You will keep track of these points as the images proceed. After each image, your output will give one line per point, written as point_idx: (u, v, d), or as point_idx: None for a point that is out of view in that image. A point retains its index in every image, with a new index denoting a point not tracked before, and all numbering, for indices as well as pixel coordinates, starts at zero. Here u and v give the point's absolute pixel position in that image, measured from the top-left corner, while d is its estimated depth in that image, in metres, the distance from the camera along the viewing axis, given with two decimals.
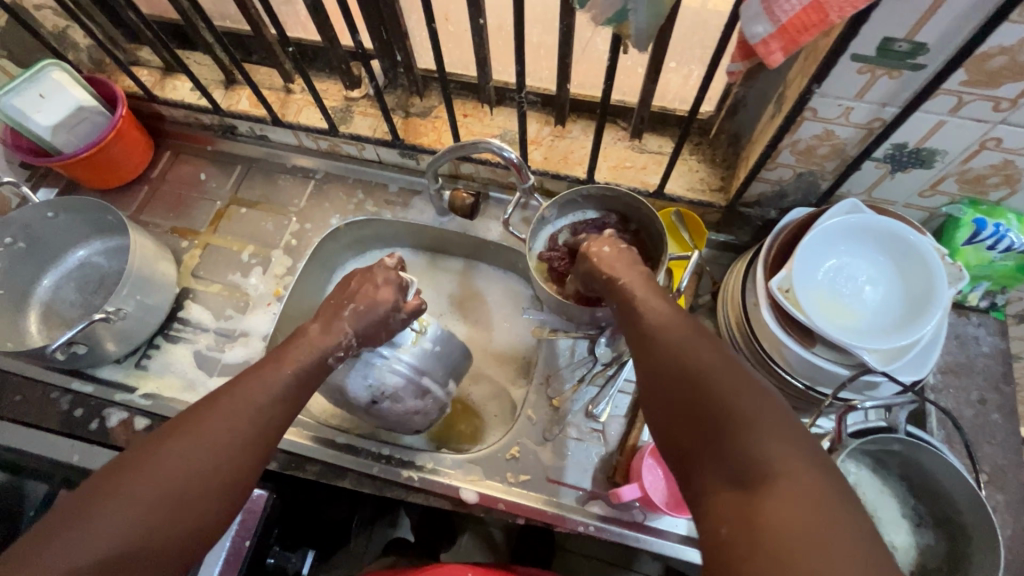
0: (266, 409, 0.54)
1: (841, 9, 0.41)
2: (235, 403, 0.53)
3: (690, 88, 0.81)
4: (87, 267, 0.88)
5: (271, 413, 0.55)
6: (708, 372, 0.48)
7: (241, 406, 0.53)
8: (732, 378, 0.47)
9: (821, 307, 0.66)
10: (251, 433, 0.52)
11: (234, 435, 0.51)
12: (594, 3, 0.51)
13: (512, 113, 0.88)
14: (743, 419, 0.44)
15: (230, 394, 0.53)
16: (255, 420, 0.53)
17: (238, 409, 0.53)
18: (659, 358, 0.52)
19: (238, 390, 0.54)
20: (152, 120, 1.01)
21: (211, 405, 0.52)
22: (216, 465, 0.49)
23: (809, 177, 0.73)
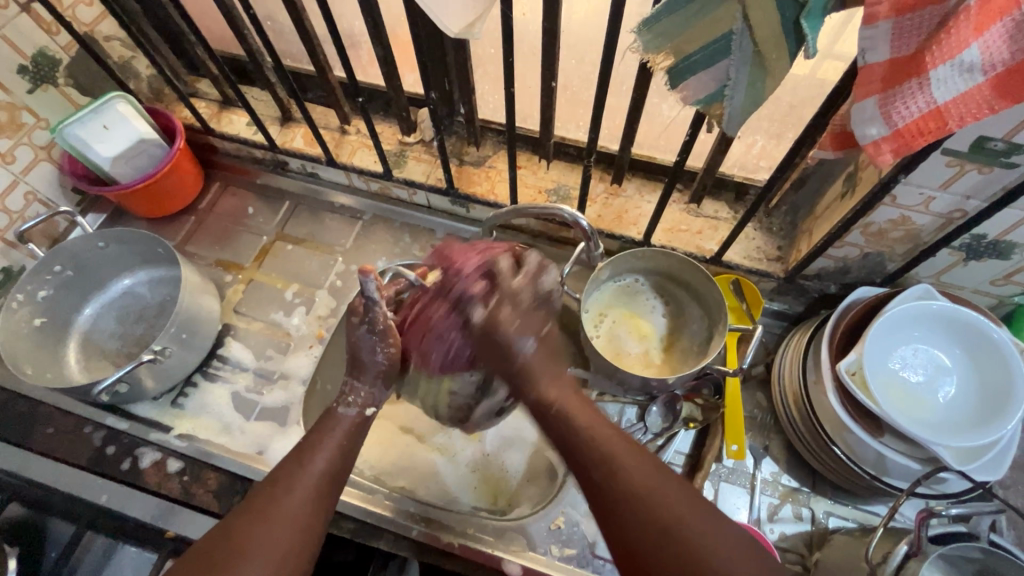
0: (329, 480, 0.57)
1: (962, 118, 0.40)
2: (294, 492, 0.55)
3: (753, 157, 0.80)
4: (130, 297, 0.87)
5: (335, 480, 0.58)
6: (642, 490, 0.49)
7: (302, 495, 0.55)
8: (654, 481, 0.49)
9: (892, 396, 0.64)
10: (315, 516, 0.55)
11: (302, 521, 0.54)
12: (687, 85, 0.50)
13: (568, 168, 0.88)
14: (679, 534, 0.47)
15: (297, 458, 0.58)
16: (319, 504, 0.55)
17: (302, 497, 0.55)
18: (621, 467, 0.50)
19: (294, 479, 0.56)
20: (204, 151, 1.01)
21: (272, 497, 0.54)
22: (293, 551, 0.52)
23: (876, 257, 0.71)
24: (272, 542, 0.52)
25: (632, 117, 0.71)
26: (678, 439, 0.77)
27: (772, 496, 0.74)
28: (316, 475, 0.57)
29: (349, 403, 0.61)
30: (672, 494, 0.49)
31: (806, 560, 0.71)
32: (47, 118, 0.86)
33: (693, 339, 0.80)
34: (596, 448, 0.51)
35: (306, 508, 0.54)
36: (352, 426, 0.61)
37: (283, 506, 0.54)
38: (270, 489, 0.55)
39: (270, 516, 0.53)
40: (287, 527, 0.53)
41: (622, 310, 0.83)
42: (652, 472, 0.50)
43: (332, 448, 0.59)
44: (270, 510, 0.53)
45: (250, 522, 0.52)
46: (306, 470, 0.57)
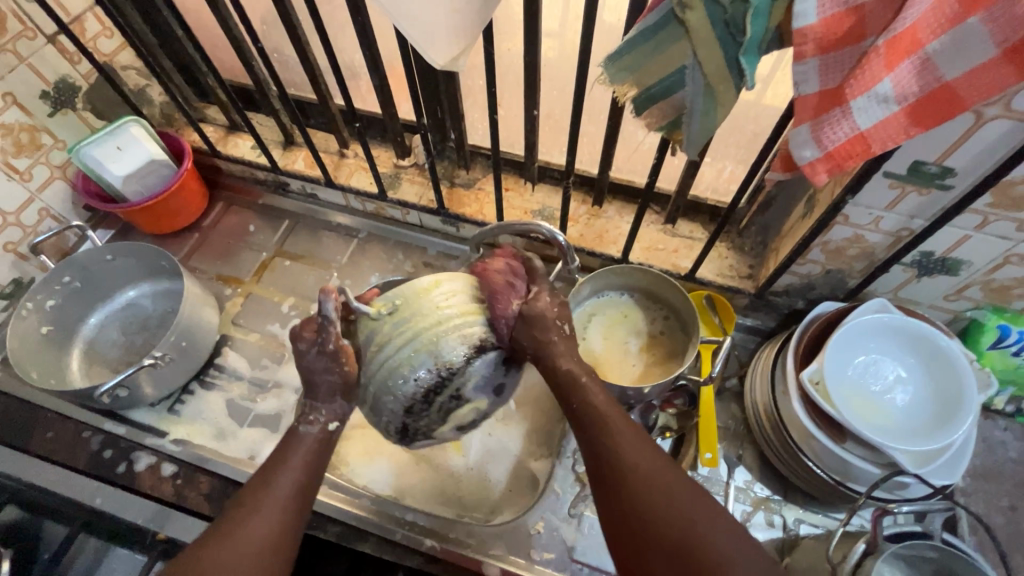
0: (295, 500, 0.57)
1: (883, 142, 0.46)
2: (260, 516, 0.55)
3: (724, 181, 0.86)
4: (133, 308, 0.91)
5: (301, 498, 0.58)
6: (647, 478, 0.52)
7: (269, 518, 0.55)
8: (659, 471, 0.53)
9: (852, 404, 0.68)
10: (282, 538, 0.55)
11: (267, 546, 0.54)
12: (650, 113, 0.56)
13: (552, 190, 0.93)
14: (676, 521, 0.50)
15: (263, 480, 0.57)
16: (285, 525, 0.56)
17: (266, 521, 0.55)
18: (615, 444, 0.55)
19: (259, 501, 0.56)
20: (210, 172, 1.07)
21: (239, 522, 0.54)
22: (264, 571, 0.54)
23: (837, 274, 0.76)
24: (236, 569, 0.52)
25: (608, 143, 0.77)
26: (655, 448, 0.81)
27: (745, 504, 0.77)
28: (280, 497, 0.56)
29: (310, 421, 0.59)
30: (681, 489, 0.52)
31: (777, 565, 0.73)
32: (64, 140, 0.92)
33: (677, 348, 0.84)
34: (608, 430, 0.55)
35: (273, 530, 0.55)
36: (315, 443, 0.59)
37: (247, 532, 0.54)
38: (237, 512, 0.55)
39: (235, 542, 0.53)
40: (254, 550, 0.53)
41: (608, 319, 0.87)
42: (658, 465, 0.53)
43: (297, 466, 0.58)
44: (234, 535, 0.54)
45: (215, 547, 0.53)
46: (273, 489, 0.56)
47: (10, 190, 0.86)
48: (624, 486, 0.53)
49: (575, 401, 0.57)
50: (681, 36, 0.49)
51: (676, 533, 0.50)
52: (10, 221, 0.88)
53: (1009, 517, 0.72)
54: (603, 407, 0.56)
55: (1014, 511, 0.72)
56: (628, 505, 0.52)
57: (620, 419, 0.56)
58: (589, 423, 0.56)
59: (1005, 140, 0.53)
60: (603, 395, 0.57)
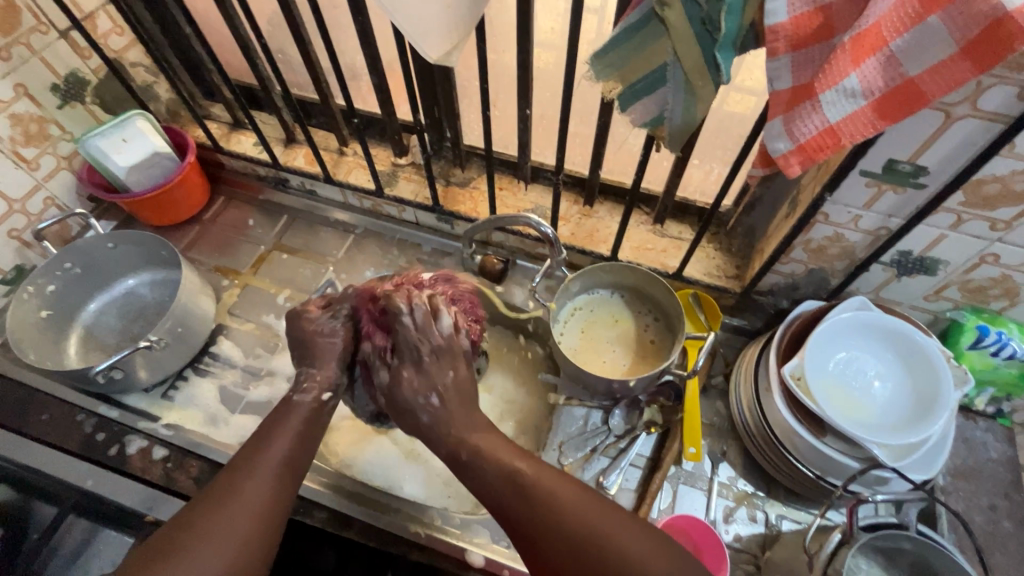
0: (287, 466, 0.59)
1: (853, 134, 0.47)
2: (257, 475, 0.57)
3: (711, 183, 0.88)
4: (131, 296, 0.93)
5: (294, 465, 0.60)
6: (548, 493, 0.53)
7: (265, 479, 0.57)
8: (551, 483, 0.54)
9: (831, 398, 0.69)
10: (279, 499, 0.57)
11: (266, 506, 0.56)
12: (635, 108, 0.58)
13: (544, 190, 0.96)
14: (573, 530, 0.51)
15: (253, 446, 0.60)
16: (283, 486, 0.58)
17: (263, 481, 0.57)
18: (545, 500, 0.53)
19: (255, 463, 0.58)
20: (213, 167, 1.09)
21: (235, 483, 0.56)
22: (259, 526, 0.54)
23: (820, 273, 0.78)
24: (234, 525, 0.53)
25: (598, 143, 0.79)
26: (641, 442, 0.81)
27: (727, 500, 0.78)
28: (273, 463, 0.59)
29: (305, 389, 0.65)
30: (581, 502, 0.52)
31: (758, 559, 0.74)
32: (72, 131, 0.95)
33: (663, 344, 0.86)
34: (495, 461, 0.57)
35: (270, 491, 0.57)
36: (307, 413, 0.64)
37: (247, 490, 0.56)
38: (234, 475, 0.57)
39: (233, 500, 0.55)
40: (251, 508, 0.55)
41: (597, 317, 0.89)
42: (553, 481, 0.54)
43: (291, 434, 0.62)
44: (233, 493, 0.55)
45: (211, 506, 0.54)
46: (267, 453, 0.59)
47: (17, 178, 0.89)
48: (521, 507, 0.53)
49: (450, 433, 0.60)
50: (663, 32, 0.51)
51: (579, 540, 0.50)
52: (16, 208, 0.90)
53: (989, 516, 0.72)
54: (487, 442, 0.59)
55: (994, 510, 0.72)
56: (537, 526, 0.52)
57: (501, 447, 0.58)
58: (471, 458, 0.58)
59: (974, 140, 0.55)
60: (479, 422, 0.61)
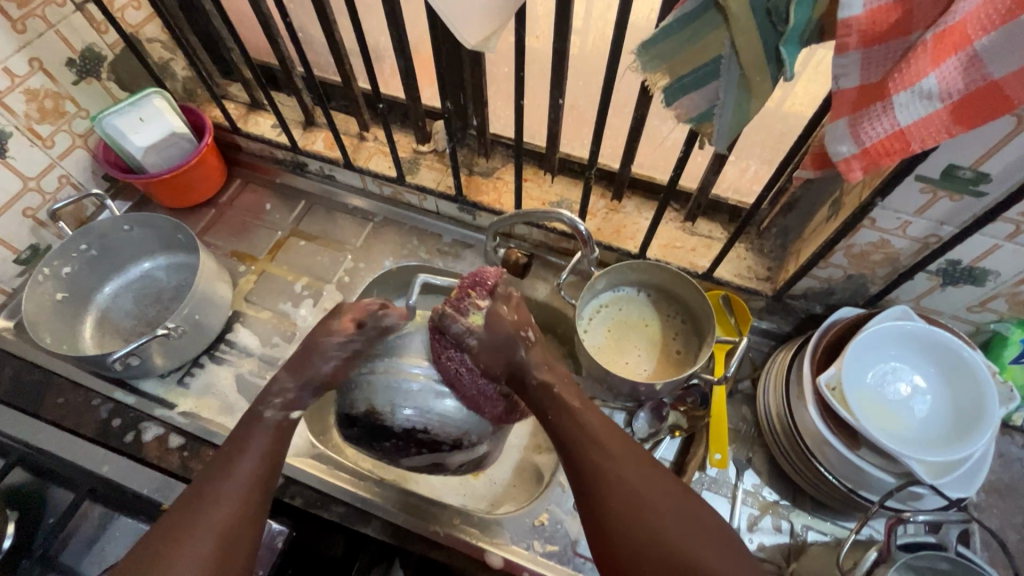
0: (249, 496, 0.57)
1: (923, 140, 0.45)
2: (219, 503, 0.55)
3: (746, 181, 0.85)
4: (147, 280, 0.91)
5: (256, 494, 0.58)
6: (637, 490, 0.53)
7: (226, 503, 0.56)
8: (642, 479, 0.54)
9: (868, 410, 0.67)
10: (241, 520, 0.56)
11: (227, 533, 0.54)
12: (681, 104, 0.55)
13: (571, 183, 0.93)
14: (651, 529, 0.51)
15: (218, 468, 0.58)
16: (245, 508, 0.56)
17: (224, 507, 0.55)
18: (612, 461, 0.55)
19: (217, 490, 0.56)
20: (229, 149, 1.07)
21: (196, 512, 0.55)
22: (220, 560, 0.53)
23: (859, 279, 0.75)
24: (196, 558, 0.52)
25: (632, 137, 0.76)
26: (665, 446, 0.80)
27: (752, 507, 0.76)
28: (233, 491, 0.56)
29: (273, 405, 0.61)
30: (664, 507, 0.53)
31: (783, 570, 0.72)
32: (87, 109, 0.92)
33: (689, 348, 0.84)
34: (590, 443, 0.56)
35: (234, 514, 0.55)
36: (274, 431, 0.61)
37: (209, 519, 0.54)
38: (193, 501, 0.56)
39: (190, 532, 0.54)
40: (206, 544, 0.53)
41: (620, 315, 0.87)
42: (641, 474, 0.54)
43: (253, 455, 0.59)
44: (194, 522, 0.54)
45: (171, 539, 0.53)
46: (230, 477, 0.57)
47: (32, 156, 0.86)
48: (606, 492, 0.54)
49: (551, 410, 0.59)
50: (720, 23, 0.48)
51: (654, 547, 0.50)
52: (31, 187, 0.88)
53: None
54: (582, 418, 0.58)
55: None
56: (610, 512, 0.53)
57: (598, 426, 0.57)
58: (564, 432, 0.58)
59: None
60: (578, 401, 0.59)
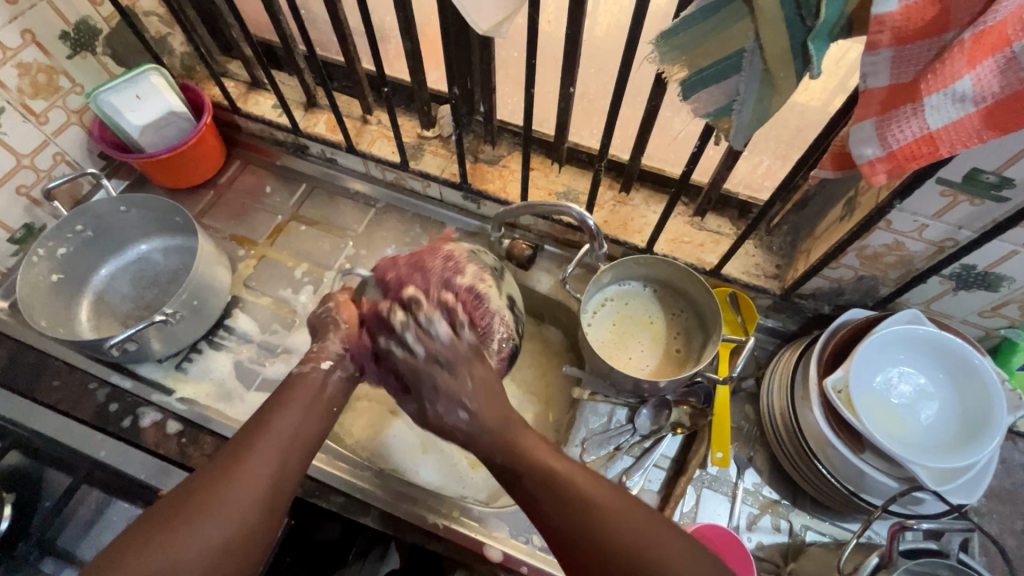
0: (293, 449, 0.57)
1: (953, 145, 0.43)
2: (264, 449, 0.56)
3: (758, 176, 0.83)
4: (144, 262, 0.90)
5: (300, 447, 0.58)
6: (631, 533, 0.49)
7: (271, 453, 0.56)
8: (626, 519, 0.51)
9: (875, 415, 0.67)
10: (275, 474, 0.55)
11: (262, 486, 0.54)
12: (699, 97, 0.53)
13: (579, 173, 0.91)
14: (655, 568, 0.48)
15: (267, 414, 0.59)
16: (284, 463, 0.56)
17: (264, 458, 0.55)
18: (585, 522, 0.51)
19: (265, 436, 0.57)
20: (228, 129, 1.04)
21: (246, 454, 0.55)
22: (261, 506, 0.53)
23: (870, 281, 0.74)
24: (238, 504, 0.52)
25: (644, 129, 0.74)
26: (666, 443, 0.79)
27: (751, 506, 0.76)
28: (282, 436, 0.57)
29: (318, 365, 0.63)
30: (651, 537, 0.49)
31: (780, 569, 0.72)
32: (81, 84, 0.89)
33: (691, 348, 0.83)
34: (583, 498, 0.52)
35: (272, 466, 0.55)
36: (318, 386, 0.62)
37: (248, 468, 0.54)
38: (234, 448, 0.56)
39: (225, 479, 0.53)
40: (253, 488, 0.53)
41: (624, 309, 0.86)
42: (627, 510, 0.51)
43: (299, 407, 0.60)
44: (231, 468, 0.54)
45: (217, 479, 0.53)
46: (277, 426, 0.58)
47: (25, 132, 0.84)
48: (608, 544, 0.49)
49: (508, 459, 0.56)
50: (746, 14, 0.46)
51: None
52: (24, 164, 0.85)
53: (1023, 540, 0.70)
54: (550, 467, 0.54)
55: None
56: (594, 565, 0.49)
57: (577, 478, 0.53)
58: (534, 489, 0.54)
59: None
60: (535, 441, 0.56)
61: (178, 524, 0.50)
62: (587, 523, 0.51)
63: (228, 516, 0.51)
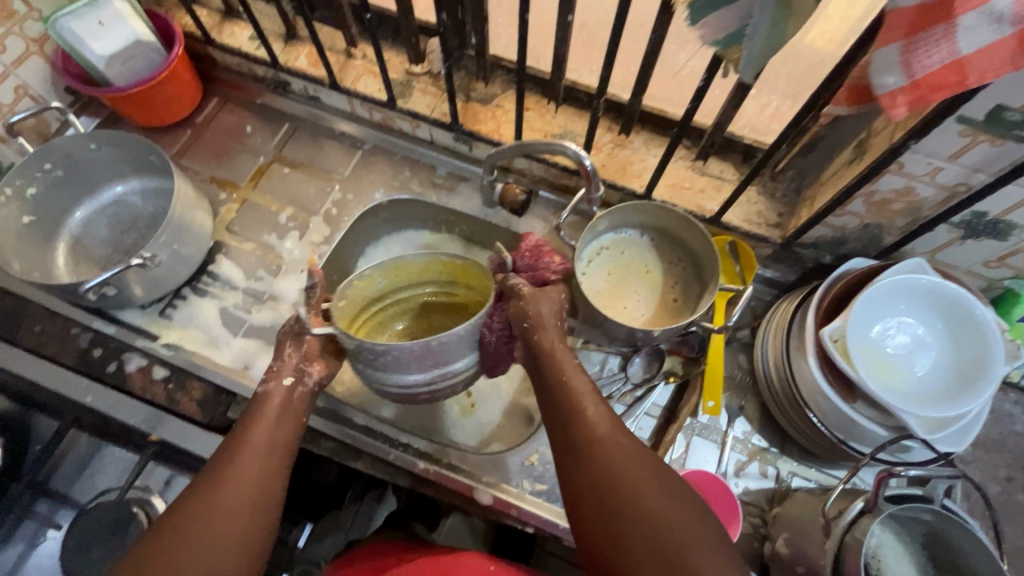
0: (271, 465, 0.57)
1: (983, 74, 0.40)
2: (238, 469, 0.55)
3: (765, 118, 0.79)
4: (121, 204, 0.86)
5: (278, 463, 0.58)
6: (622, 457, 0.50)
7: (248, 470, 0.55)
8: (624, 446, 0.51)
9: (870, 365, 0.66)
10: (253, 498, 0.54)
11: (247, 504, 0.54)
12: (707, 22, 0.48)
13: (575, 114, 0.86)
14: (651, 513, 0.47)
15: (235, 438, 0.58)
16: (265, 477, 0.56)
17: (243, 476, 0.55)
18: (586, 436, 0.52)
19: (238, 455, 0.56)
20: (204, 64, 0.97)
21: (221, 478, 0.54)
22: (247, 525, 0.53)
23: (875, 229, 0.71)
24: (224, 527, 0.52)
25: (646, 63, 0.69)
26: (657, 393, 0.79)
27: (740, 454, 0.77)
28: (257, 453, 0.57)
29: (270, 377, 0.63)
30: (648, 467, 0.50)
31: (765, 514, 0.74)
32: (38, 8, 0.82)
33: (688, 298, 0.82)
34: (579, 412, 0.54)
35: (250, 494, 0.54)
36: (285, 402, 0.61)
37: (229, 488, 0.54)
38: (211, 472, 0.55)
39: (202, 515, 0.52)
40: (233, 511, 0.53)
41: (619, 258, 0.84)
42: (616, 430, 0.52)
43: (269, 422, 0.59)
44: (206, 503, 0.53)
45: (197, 504, 0.53)
46: (249, 442, 0.57)
47: None
48: (610, 479, 0.49)
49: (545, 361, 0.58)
50: None
51: (645, 506, 0.47)
52: None
53: (1004, 487, 0.72)
54: (581, 390, 0.55)
55: (1010, 482, 0.72)
56: (597, 473, 0.50)
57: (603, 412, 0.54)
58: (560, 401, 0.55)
59: None
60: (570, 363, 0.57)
61: (167, 558, 0.50)
62: (586, 439, 0.52)
63: (219, 541, 0.51)
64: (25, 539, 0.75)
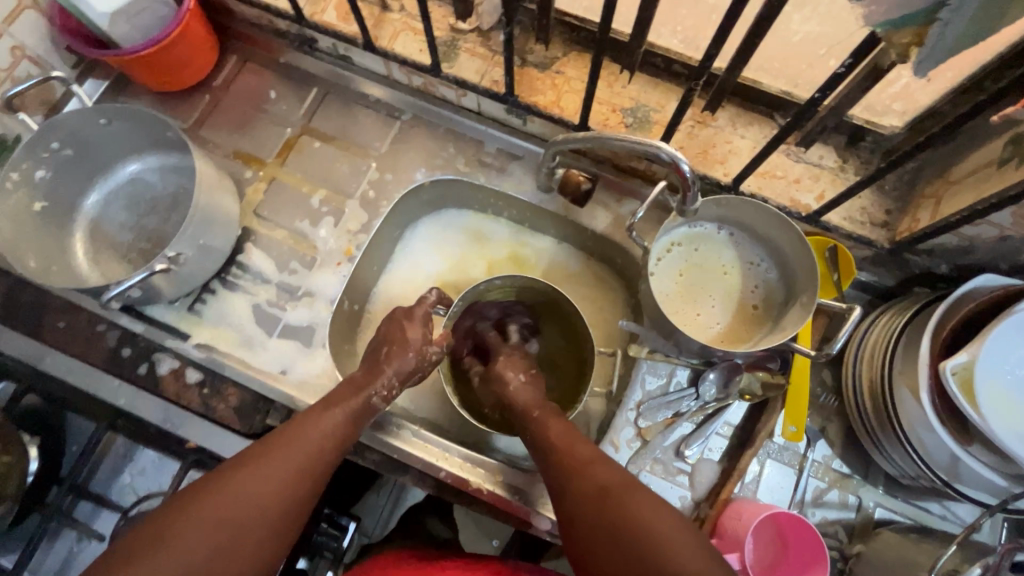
0: (311, 464, 0.54)
1: None
2: (275, 461, 0.53)
3: (889, 97, 0.64)
4: (138, 185, 0.78)
5: (319, 464, 0.55)
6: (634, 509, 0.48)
7: (285, 466, 0.53)
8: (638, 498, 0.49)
9: (998, 405, 0.56)
10: (283, 492, 0.52)
11: (274, 502, 0.51)
12: None
13: (650, 84, 0.73)
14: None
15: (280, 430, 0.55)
16: (300, 476, 0.53)
17: (278, 470, 0.52)
18: (589, 488, 0.51)
19: (279, 446, 0.54)
20: (219, 14, 0.85)
21: (255, 466, 0.52)
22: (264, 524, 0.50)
23: (1016, 243, 0.60)
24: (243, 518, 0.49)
25: (757, 32, 0.55)
26: (731, 410, 0.72)
27: (820, 480, 0.70)
28: (300, 451, 0.54)
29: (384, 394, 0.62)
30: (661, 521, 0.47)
31: (844, 548, 0.68)
32: None
33: (770, 306, 0.73)
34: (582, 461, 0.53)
35: (278, 492, 0.52)
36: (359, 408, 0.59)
37: (258, 477, 0.51)
38: (247, 455, 0.53)
39: (230, 491, 0.50)
40: (257, 503, 0.50)
41: (693, 257, 0.74)
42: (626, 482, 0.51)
43: (325, 422, 0.57)
44: (231, 486, 0.50)
45: (221, 486, 0.50)
46: (298, 438, 0.55)
47: None
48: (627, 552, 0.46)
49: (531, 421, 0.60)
50: None
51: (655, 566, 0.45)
52: None
53: None
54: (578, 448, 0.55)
55: None
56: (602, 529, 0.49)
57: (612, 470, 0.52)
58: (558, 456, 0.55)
59: None
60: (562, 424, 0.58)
61: (176, 535, 0.47)
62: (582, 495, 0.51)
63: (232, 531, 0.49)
64: (70, 538, 0.74)
